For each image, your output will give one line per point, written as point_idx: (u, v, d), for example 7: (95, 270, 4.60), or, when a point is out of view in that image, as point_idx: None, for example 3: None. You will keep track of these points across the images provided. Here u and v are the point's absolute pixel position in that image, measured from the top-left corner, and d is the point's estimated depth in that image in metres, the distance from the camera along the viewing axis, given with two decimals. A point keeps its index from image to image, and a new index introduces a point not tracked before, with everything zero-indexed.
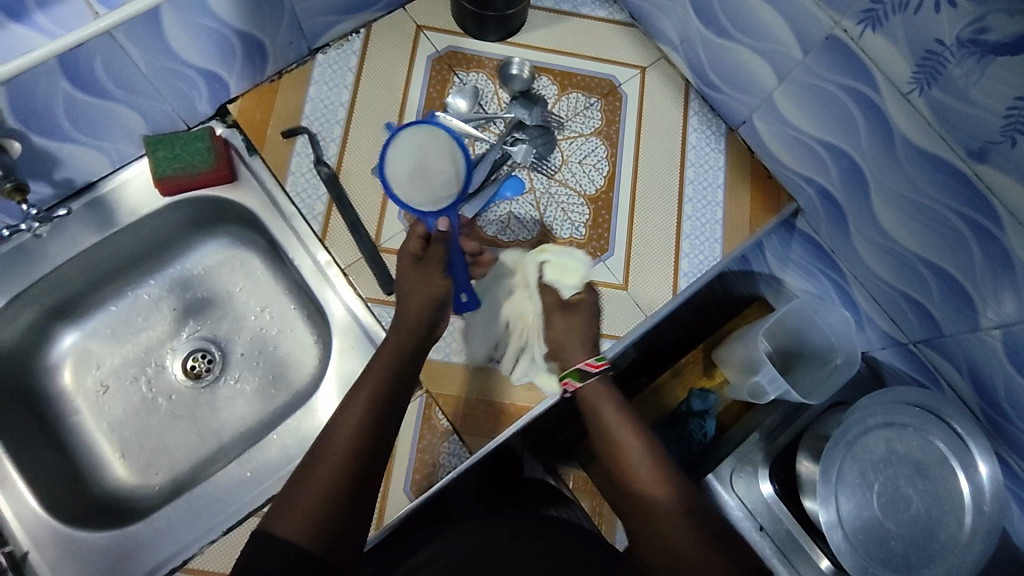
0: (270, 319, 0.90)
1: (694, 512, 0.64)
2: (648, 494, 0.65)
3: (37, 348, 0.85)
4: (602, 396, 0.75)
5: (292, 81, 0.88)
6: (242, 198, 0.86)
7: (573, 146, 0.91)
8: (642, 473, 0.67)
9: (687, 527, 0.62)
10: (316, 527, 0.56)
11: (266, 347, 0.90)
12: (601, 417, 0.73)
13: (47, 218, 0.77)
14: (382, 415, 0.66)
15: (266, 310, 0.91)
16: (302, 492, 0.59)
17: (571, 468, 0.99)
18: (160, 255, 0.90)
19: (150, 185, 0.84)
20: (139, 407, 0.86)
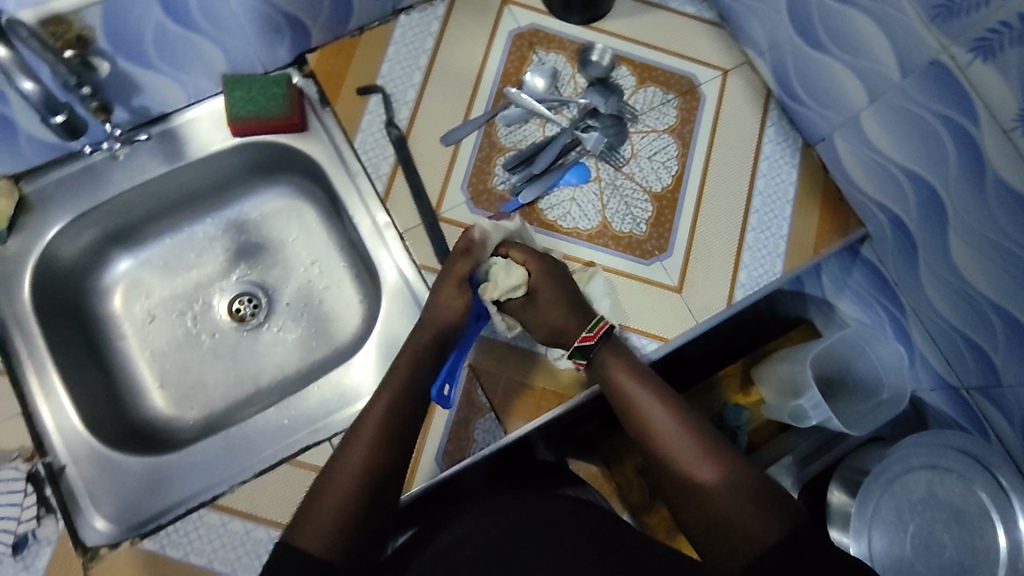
0: (319, 273, 0.91)
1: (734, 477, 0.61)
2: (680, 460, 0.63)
3: (93, 268, 0.86)
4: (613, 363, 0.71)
5: (373, 39, 0.87)
6: (309, 148, 0.85)
7: (645, 140, 0.89)
8: (672, 440, 0.64)
9: (726, 501, 0.59)
10: (328, 537, 0.57)
11: (312, 300, 0.90)
12: (618, 387, 0.69)
13: (127, 138, 0.81)
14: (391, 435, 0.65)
15: (316, 264, 0.91)
16: (317, 506, 0.59)
17: (583, 462, 0.91)
18: (221, 194, 0.91)
19: (222, 123, 0.84)
20: (182, 341, 0.87)
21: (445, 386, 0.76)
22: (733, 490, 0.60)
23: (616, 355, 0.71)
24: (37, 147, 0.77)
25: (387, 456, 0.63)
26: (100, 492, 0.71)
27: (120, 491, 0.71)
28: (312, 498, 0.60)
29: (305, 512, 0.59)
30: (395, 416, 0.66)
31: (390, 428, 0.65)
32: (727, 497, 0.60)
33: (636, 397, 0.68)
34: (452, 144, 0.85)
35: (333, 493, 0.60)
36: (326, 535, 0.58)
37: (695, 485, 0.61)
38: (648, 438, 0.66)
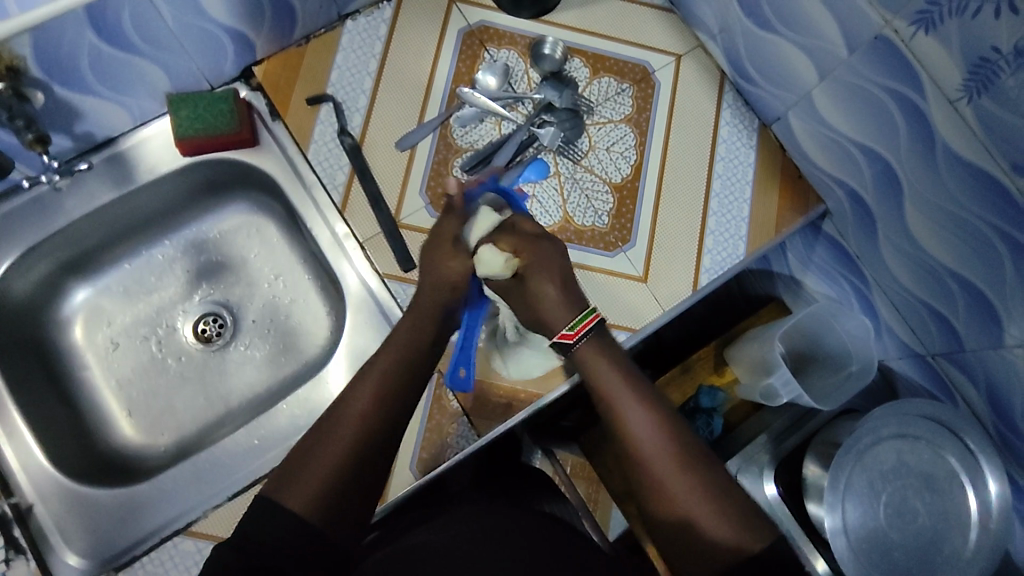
0: (283, 287, 0.90)
1: (723, 504, 0.55)
2: (661, 469, 0.56)
3: (50, 300, 0.84)
4: (602, 358, 0.63)
5: (320, 47, 0.86)
6: (263, 163, 0.84)
7: (601, 132, 0.89)
8: (655, 441, 0.58)
9: (717, 536, 0.53)
10: (316, 504, 0.52)
11: (279, 315, 0.89)
12: (599, 381, 0.62)
13: (67, 170, 0.78)
14: (391, 397, 0.59)
15: (280, 278, 0.90)
16: (303, 471, 0.54)
17: (569, 452, 0.93)
18: (176, 215, 0.89)
19: (171, 143, 0.82)
20: (148, 366, 0.86)
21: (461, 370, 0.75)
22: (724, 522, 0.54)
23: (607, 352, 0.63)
24: None
25: (384, 421, 0.57)
26: (71, 529, 0.70)
27: (92, 527, 0.70)
28: (293, 460, 0.55)
29: (288, 474, 0.54)
30: (397, 378, 0.60)
31: (391, 391, 0.59)
32: (710, 517, 0.54)
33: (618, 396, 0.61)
34: (407, 149, 0.84)
35: (320, 456, 0.55)
36: (309, 500, 0.53)
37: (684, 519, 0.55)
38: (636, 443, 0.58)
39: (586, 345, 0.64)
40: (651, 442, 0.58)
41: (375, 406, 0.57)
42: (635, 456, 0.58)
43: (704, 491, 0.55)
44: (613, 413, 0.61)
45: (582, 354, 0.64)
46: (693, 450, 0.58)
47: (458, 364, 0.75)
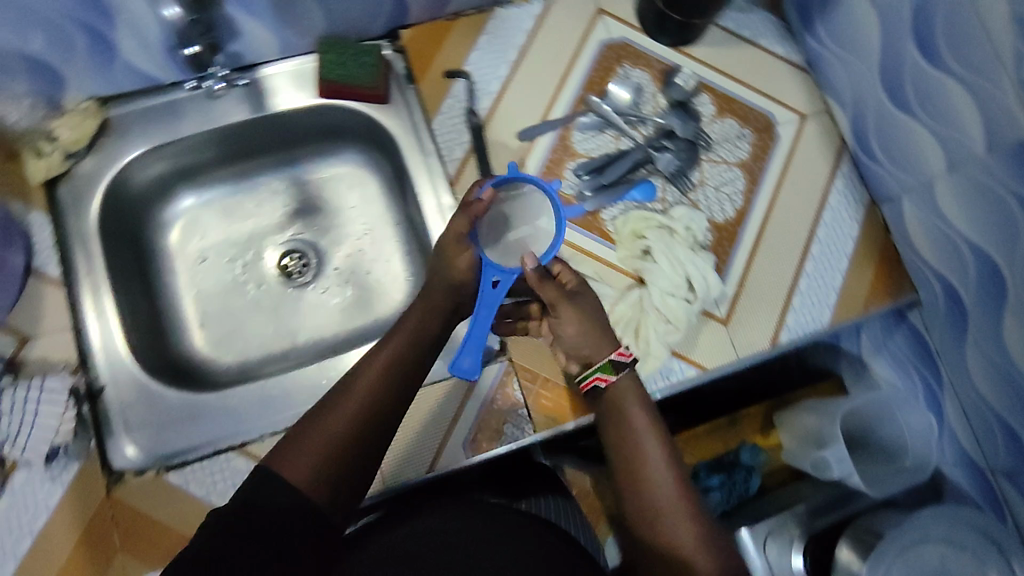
0: (370, 242, 0.92)
1: (716, 556, 0.58)
2: (666, 508, 0.60)
3: (157, 200, 0.87)
4: (630, 400, 0.66)
5: (467, 26, 0.89)
6: (386, 120, 0.86)
7: (714, 170, 0.89)
8: (656, 485, 0.61)
9: None
10: (317, 476, 0.56)
11: (360, 268, 0.91)
12: (627, 424, 0.65)
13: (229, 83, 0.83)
14: (395, 384, 0.62)
15: (369, 233, 0.92)
16: (309, 440, 0.58)
17: (579, 474, 0.93)
18: (289, 150, 0.92)
19: (308, 82, 0.85)
20: (229, 285, 0.88)
21: (465, 358, 0.69)
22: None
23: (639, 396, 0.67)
24: (129, 75, 0.79)
25: (387, 404, 0.61)
26: (134, 419, 0.72)
27: (153, 422, 0.72)
28: (296, 433, 0.58)
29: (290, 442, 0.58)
30: (401, 367, 0.64)
31: (397, 377, 0.63)
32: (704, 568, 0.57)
33: (632, 439, 0.64)
34: (526, 140, 0.86)
35: (322, 432, 0.58)
36: (310, 471, 0.56)
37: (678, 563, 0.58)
38: (645, 481, 0.62)
39: (626, 380, 0.67)
40: (657, 485, 0.62)
41: (376, 391, 0.61)
42: (652, 511, 0.61)
43: (700, 544, 0.58)
44: (622, 451, 0.64)
45: (610, 393, 0.67)
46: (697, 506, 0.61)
47: (462, 352, 0.68)
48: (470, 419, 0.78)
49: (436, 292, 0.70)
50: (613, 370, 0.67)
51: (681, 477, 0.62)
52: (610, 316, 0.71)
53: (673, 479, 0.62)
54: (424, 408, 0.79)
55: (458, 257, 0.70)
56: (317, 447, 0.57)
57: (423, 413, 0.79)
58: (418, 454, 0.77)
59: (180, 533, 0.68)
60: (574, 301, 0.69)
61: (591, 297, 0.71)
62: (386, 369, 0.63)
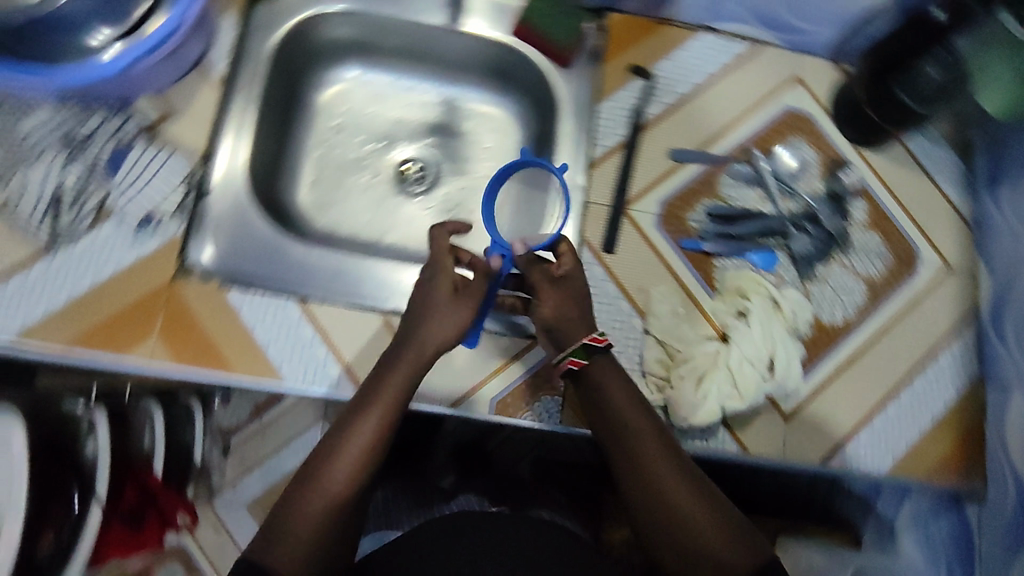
0: (487, 184, 0.95)
1: (707, 498, 0.60)
2: (665, 486, 0.61)
3: (327, 60, 0.92)
4: (608, 372, 0.68)
5: (671, 35, 0.89)
6: (560, 83, 0.87)
7: (840, 273, 0.86)
8: (652, 460, 0.62)
9: (698, 522, 0.59)
10: (308, 553, 0.56)
11: (467, 201, 0.94)
12: (605, 396, 0.67)
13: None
14: (386, 441, 0.62)
15: (490, 176, 0.95)
16: (288, 524, 0.57)
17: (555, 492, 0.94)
18: (458, 71, 0.96)
19: (507, 19, 0.88)
20: (349, 161, 0.93)
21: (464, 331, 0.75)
22: (705, 517, 0.59)
23: (613, 367, 0.69)
24: None
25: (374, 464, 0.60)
26: (221, 229, 0.74)
27: (236, 240, 0.75)
28: (277, 516, 0.58)
29: (276, 526, 0.57)
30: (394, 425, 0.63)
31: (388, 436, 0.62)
32: (695, 508, 0.59)
33: (612, 404, 0.66)
34: (677, 161, 0.85)
35: (311, 498, 0.58)
36: (296, 555, 0.56)
37: (674, 512, 0.59)
38: (633, 448, 0.63)
39: (597, 361, 0.69)
40: (643, 451, 0.63)
41: (370, 454, 0.60)
42: (640, 474, 0.62)
43: (695, 495, 0.60)
44: (607, 428, 0.66)
45: (585, 374, 0.69)
46: (684, 463, 0.63)
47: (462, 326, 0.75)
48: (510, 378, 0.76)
49: (411, 357, 0.65)
50: (585, 351, 0.69)
51: (668, 443, 0.64)
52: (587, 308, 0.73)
53: (664, 452, 0.63)
54: (472, 350, 0.77)
55: (443, 244, 0.72)
56: (306, 519, 0.57)
57: (472, 351, 0.77)
58: (448, 386, 0.76)
59: (221, 346, 0.69)
60: (557, 287, 0.73)
61: (575, 278, 0.74)
62: (390, 416, 0.62)
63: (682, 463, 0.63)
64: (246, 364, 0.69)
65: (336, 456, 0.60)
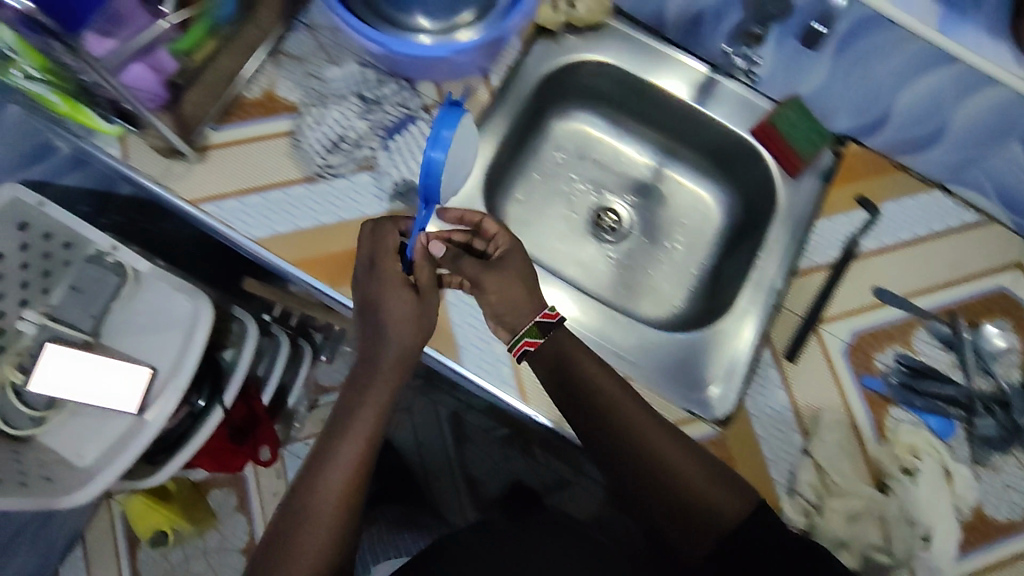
0: (673, 256, 0.99)
1: (689, 453, 0.71)
2: (648, 440, 0.71)
3: (573, 102, 1.00)
4: (570, 343, 0.75)
5: (904, 181, 0.89)
6: (782, 188, 0.90)
7: (1016, 472, 0.80)
8: (629, 422, 0.72)
9: (695, 494, 0.70)
10: (329, 544, 0.66)
11: (648, 265, 0.99)
12: (576, 367, 0.73)
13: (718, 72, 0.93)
14: (372, 432, 0.70)
15: (678, 248, 1.00)
16: (304, 530, 0.66)
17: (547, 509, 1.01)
18: (680, 147, 1.00)
19: (751, 115, 0.92)
20: (558, 195, 1.01)
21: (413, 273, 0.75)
22: (702, 475, 0.70)
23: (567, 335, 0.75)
24: (651, 13, 0.90)
25: (363, 459, 0.69)
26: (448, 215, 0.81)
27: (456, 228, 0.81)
28: (289, 528, 0.66)
29: (289, 540, 0.65)
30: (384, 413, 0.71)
31: (377, 429, 0.70)
32: (695, 471, 0.70)
33: (579, 372, 0.73)
34: (878, 300, 0.85)
35: (322, 502, 0.67)
36: (319, 546, 0.66)
37: (673, 472, 0.70)
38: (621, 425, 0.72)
39: (552, 339, 0.74)
40: (636, 424, 0.72)
41: (360, 454, 0.69)
42: (639, 452, 0.71)
43: (680, 445, 0.72)
44: (591, 408, 0.73)
45: (540, 352, 0.74)
46: (657, 427, 0.72)
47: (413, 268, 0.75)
48: None
49: (365, 372, 0.71)
50: (539, 331, 0.74)
51: (646, 412, 0.73)
52: (529, 286, 0.76)
53: (637, 411, 0.72)
54: None
55: (388, 237, 0.72)
56: (320, 518, 0.66)
57: None
58: None
59: None
60: (494, 271, 0.75)
61: (508, 261, 0.76)
62: (373, 414, 0.70)
63: (656, 419, 0.73)
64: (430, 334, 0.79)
65: (328, 475, 0.67)
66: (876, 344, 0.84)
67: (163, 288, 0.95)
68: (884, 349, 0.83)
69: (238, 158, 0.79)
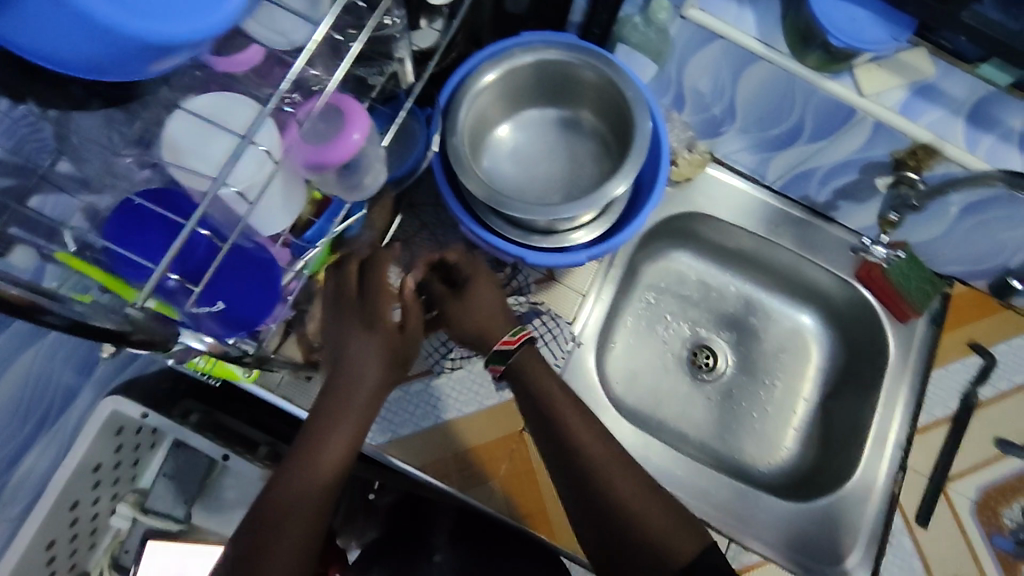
0: (775, 394, 0.96)
1: (654, 502, 0.61)
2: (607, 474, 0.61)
3: (665, 243, 0.97)
4: (533, 364, 0.66)
5: (1011, 320, 0.89)
6: (892, 334, 0.88)
7: None
8: (591, 450, 0.63)
9: (663, 552, 0.58)
10: None
11: (749, 407, 0.95)
12: (535, 386, 0.65)
13: (820, 216, 0.91)
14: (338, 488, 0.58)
15: (777, 386, 0.96)
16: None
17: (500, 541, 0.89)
18: (773, 282, 0.98)
19: (854, 260, 0.90)
20: (651, 336, 0.97)
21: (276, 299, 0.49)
22: (656, 512, 0.60)
23: (538, 357, 0.67)
24: (753, 163, 0.88)
25: (320, 516, 0.57)
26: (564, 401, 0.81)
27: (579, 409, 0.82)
28: None
29: None
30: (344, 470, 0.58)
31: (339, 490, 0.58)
32: (665, 529, 0.60)
33: (538, 389, 0.65)
34: (1000, 450, 0.84)
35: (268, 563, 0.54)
36: None
37: (620, 506, 0.60)
38: (571, 440, 0.63)
39: (513, 364, 0.65)
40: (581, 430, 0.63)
41: (318, 503, 0.56)
42: (581, 458, 0.62)
43: (630, 477, 0.62)
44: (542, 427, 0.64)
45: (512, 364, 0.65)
46: (615, 457, 0.63)
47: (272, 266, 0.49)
48: None
49: (335, 402, 0.58)
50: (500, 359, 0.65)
51: (593, 424, 0.65)
52: (500, 306, 0.67)
53: (604, 437, 0.64)
54: None
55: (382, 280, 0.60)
56: None
57: None
58: None
59: (551, 512, 0.75)
60: (461, 299, 0.66)
61: (480, 292, 0.67)
62: (331, 470, 0.57)
63: (617, 449, 0.64)
64: (570, 540, 0.75)
65: (281, 525, 0.55)
66: (1004, 498, 0.83)
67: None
68: (1011, 503, 0.83)
69: None
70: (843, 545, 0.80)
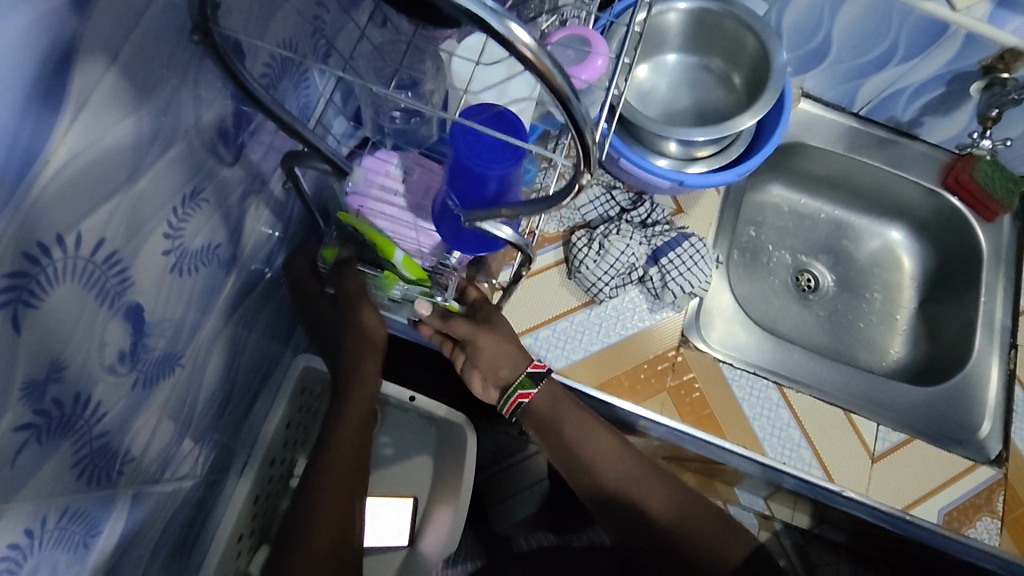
0: (876, 303, 1.05)
1: (691, 509, 0.71)
2: (645, 492, 0.71)
3: (762, 177, 1.07)
4: (553, 398, 0.73)
5: None
6: (983, 231, 0.98)
7: None
8: (624, 479, 0.72)
9: (712, 555, 0.68)
10: None
11: (858, 317, 1.04)
12: (553, 425, 0.73)
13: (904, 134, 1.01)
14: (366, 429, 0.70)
15: (878, 295, 1.05)
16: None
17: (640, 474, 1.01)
18: (862, 203, 1.07)
19: (939, 170, 1.00)
20: (759, 263, 1.06)
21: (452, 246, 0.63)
22: (694, 522, 0.70)
23: (560, 398, 0.74)
24: (843, 91, 0.98)
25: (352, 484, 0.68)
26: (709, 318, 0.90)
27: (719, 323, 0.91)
28: None
29: None
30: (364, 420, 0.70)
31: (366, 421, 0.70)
32: (709, 538, 0.69)
33: (568, 422, 0.72)
34: None
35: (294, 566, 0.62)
36: None
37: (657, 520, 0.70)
38: (597, 471, 0.72)
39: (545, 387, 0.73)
40: (604, 462, 0.72)
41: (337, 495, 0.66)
42: (610, 486, 0.72)
43: (664, 495, 0.72)
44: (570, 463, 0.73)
45: (535, 407, 0.73)
46: (647, 475, 0.72)
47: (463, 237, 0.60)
48: (959, 495, 0.82)
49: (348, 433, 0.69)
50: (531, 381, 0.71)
51: (623, 446, 0.74)
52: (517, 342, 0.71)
53: (630, 461, 0.73)
54: (924, 458, 0.84)
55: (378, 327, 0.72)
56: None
57: (925, 459, 0.84)
58: (903, 491, 0.82)
59: (715, 416, 0.83)
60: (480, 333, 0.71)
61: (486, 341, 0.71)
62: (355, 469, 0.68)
63: (646, 471, 0.73)
64: (737, 436, 0.82)
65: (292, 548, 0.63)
66: None
67: (413, 417, 0.95)
68: None
69: (527, 294, 0.85)
70: (973, 418, 0.89)
